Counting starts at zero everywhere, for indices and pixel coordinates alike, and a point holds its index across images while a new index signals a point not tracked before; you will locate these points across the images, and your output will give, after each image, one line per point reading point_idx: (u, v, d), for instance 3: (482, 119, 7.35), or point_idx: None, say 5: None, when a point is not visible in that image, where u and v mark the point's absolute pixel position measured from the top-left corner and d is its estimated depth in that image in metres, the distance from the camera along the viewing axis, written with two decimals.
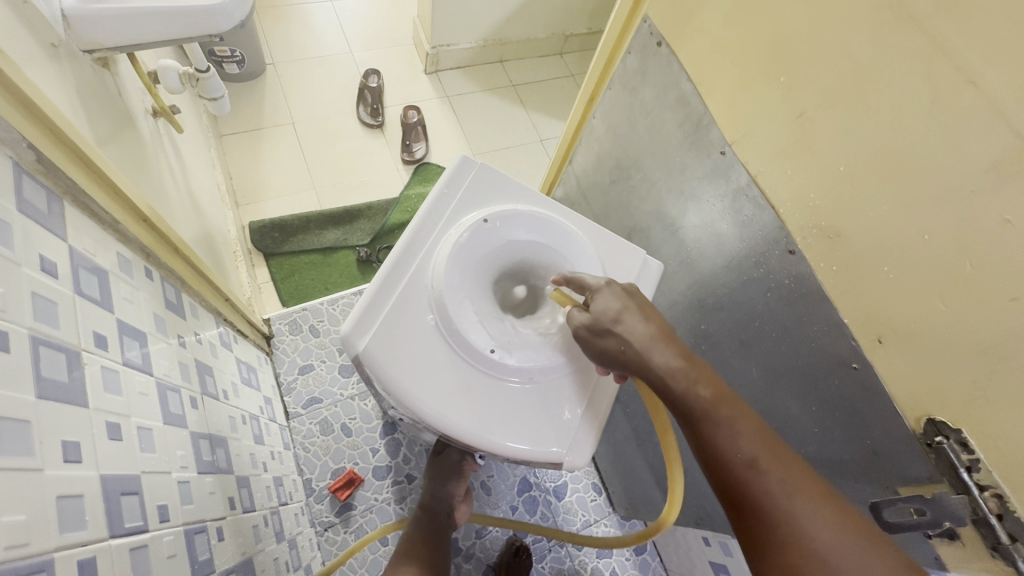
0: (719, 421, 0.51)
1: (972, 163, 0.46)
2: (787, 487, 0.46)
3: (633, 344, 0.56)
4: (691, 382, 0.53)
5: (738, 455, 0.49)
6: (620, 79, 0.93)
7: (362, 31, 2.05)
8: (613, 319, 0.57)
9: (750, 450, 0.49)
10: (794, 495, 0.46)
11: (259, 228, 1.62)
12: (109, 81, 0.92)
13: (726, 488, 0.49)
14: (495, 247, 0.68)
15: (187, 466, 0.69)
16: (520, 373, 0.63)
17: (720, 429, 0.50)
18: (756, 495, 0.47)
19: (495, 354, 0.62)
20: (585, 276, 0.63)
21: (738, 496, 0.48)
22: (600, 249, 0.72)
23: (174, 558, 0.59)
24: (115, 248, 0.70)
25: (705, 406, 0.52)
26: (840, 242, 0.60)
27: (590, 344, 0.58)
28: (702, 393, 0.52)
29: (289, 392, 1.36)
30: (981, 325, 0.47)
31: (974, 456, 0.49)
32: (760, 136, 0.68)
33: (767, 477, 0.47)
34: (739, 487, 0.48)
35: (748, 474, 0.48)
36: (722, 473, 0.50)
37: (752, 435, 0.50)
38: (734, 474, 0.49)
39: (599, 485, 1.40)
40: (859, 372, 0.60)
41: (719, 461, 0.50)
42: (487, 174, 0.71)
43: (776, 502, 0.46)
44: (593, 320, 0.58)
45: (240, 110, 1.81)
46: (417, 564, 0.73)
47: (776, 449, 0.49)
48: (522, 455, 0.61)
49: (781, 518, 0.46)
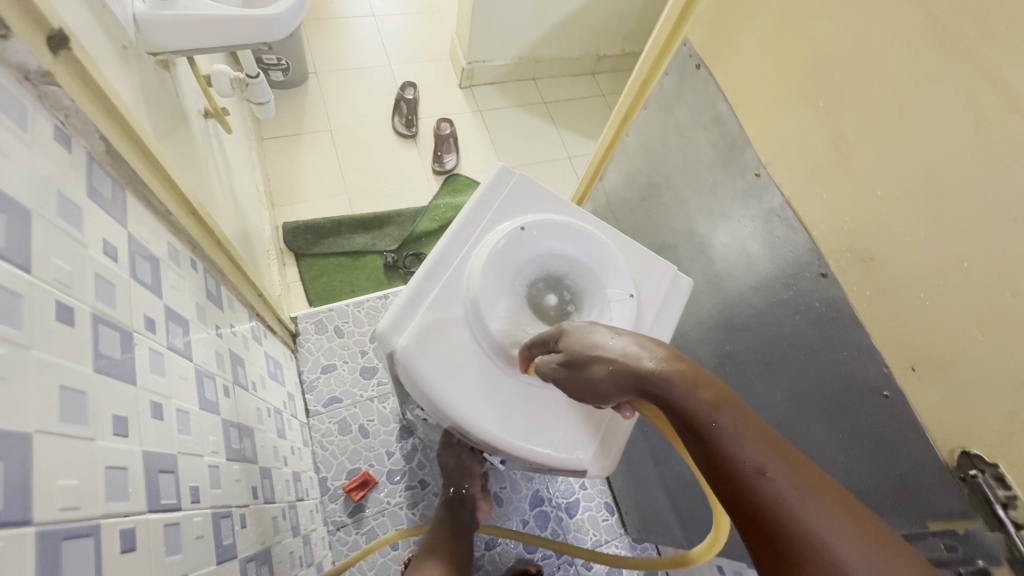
0: (723, 425, 0.45)
1: (1016, 193, 0.46)
2: (803, 495, 0.41)
3: (618, 360, 0.51)
4: (690, 385, 0.48)
5: (746, 462, 0.44)
6: (655, 98, 0.94)
7: (401, 46, 2.13)
8: (588, 347, 0.54)
9: (757, 456, 0.43)
10: (807, 505, 0.41)
11: (293, 229, 1.67)
12: (169, 83, 0.97)
13: (734, 500, 0.44)
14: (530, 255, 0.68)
15: (217, 451, 0.71)
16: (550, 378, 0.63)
17: (725, 432, 0.45)
18: (768, 504, 0.42)
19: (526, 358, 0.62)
20: (539, 332, 0.60)
21: (750, 507, 0.43)
22: (630, 261, 0.72)
23: (201, 539, 0.61)
24: (166, 238, 0.73)
25: (707, 410, 0.46)
26: (874, 267, 0.60)
27: (576, 380, 0.54)
28: (702, 395, 0.47)
29: (310, 390, 1.39)
30: (1016, 358, 0.47)
31: (1011, 493, 0.47)
32: (796, 160, 0.69)
33: (779, 487, 0.42)
34: (751, 499, 0.43)
35: (759, 482, 0.43)
36: (726, 483, 0.44)
37: (759, 441, 0.44)
38: (743, 483, 0.43)
39: (612, 505, 1.39)
40: (891, 401, 0.59)
41: (727, 469, 0.44)
42: (526, 184, 0.72)
43: (790, 513, 0.41)
44: (569, 355, 0.55)
45: (281, 116, 1.88)
46: (442, 560, 0.73)
47: (790, 457, 0.43)
48: (546, 459, 0.62)
49: (796, 531, 0.40)
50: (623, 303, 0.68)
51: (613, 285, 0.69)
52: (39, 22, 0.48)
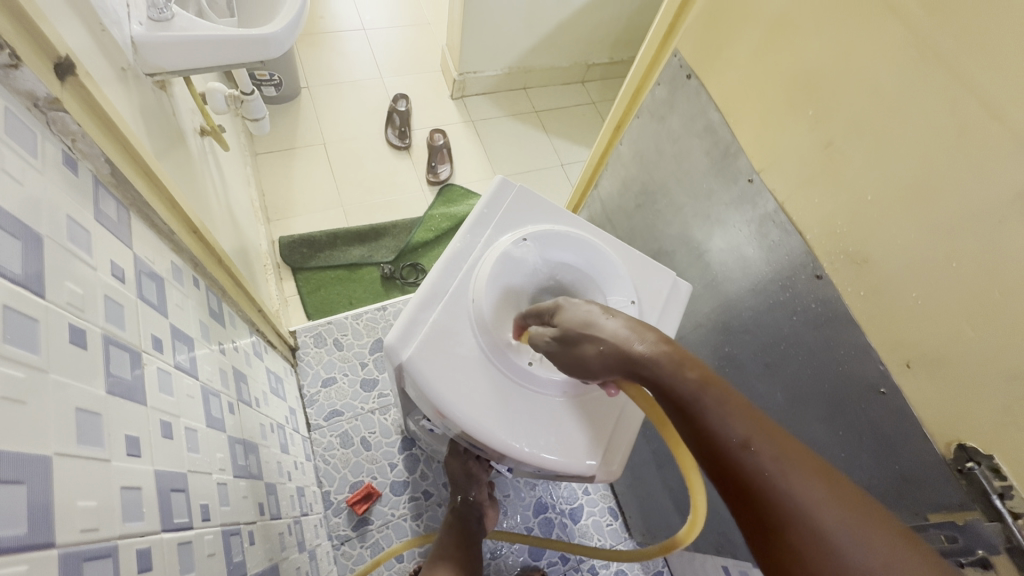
0: (709, 402, 0.48)
1: (1001, 195, 0.48)
2: (784, 466, 0.43)
3: (610, 342, 0.53)
4: (677, 365, 0.50)
5: (730, 437, 0.46)
6: (647, 107, 0.96)
7: (392, 59, 2.15)
8: (582, 325, 0.55)
9: (741, 431, 0.45)
10: (788, 475, 0.43)
11: (289, 243, 1.67)
12: (165, 102, 0.98)
13: (721, 473, 0.46)
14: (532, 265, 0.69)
15: (225, 468, 0.71)
16: (556, 386, 0.64)
17: (710, 410, 0.47)
18: (752, 476, 0.44)
19: (532, 365, 0.63)
20: (539, 302, 0.61)
21: (735, 480, 0.45)
22: (630, 269, 0.73)
23: (213, 557, 0.61)
24: (169, 257, 0.74)
25: (693, 388, 0.49)
26: (867, 268, 0.61)
27: (566, 356, 0.56)
28: (689, 374, 0.49)
29: (311, 404, 1.39)
30: (1008, 353, 0.48)
31: (1007, 483, 0.49)
32: (787, 164, 0.71)
33: (761, 459, 0.44)
34: (736, 471, 0.44)
35: (743, 456, 0.44)
36: (713, 457, 0.46)
37: (742, 416, 0.46)
38: (729, 457, 0.45)
39: (615, 510, 1.40)
40: (888, 397, 0.60)
41: (712, 445, 0.46)
42: (526, 196, 0.73)
43: (772, 483, 0.43)
44: (562, 332, 0.56)
45: (274, 131, 1.89)
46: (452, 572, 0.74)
47: (774, 432, 0.45)
48: (555, 467, 0.62)
49: (780, 500, 0.42)
50: (625, 309, 0.68)
51: (614, 292, 0.69)
52: (46, 50, 0.49)
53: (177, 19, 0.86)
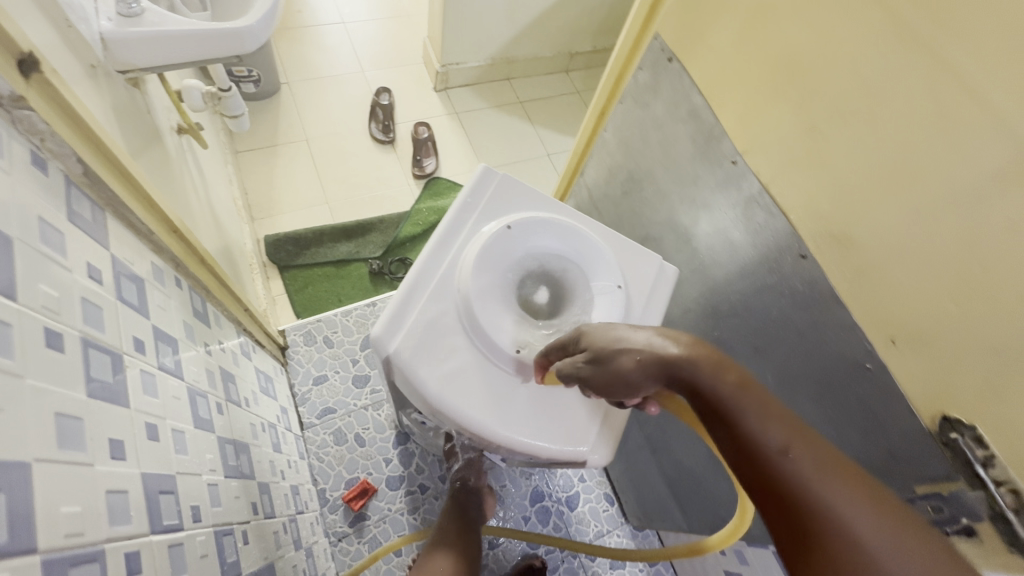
0: (747, 406, 0.45)
1: (979, 169, 0.48)
2: (824, 473, 0.41)
3: (646, 348, 0.51)
4: (715, 367, 0.48)
5: (770, 444, 0.43)
6: (630, 93, 0.96)
7: (373, 52, 2.12)
8: (614, 338, 0.54)
9: (780, 437, 0.43)
10: (828, 481, 0.41)
11: (274, 241, 1.65)
12: (139, 100, 0.96)
13: (759, 482, 0.43)
14: (516, 253, 0.68)
15: (215, 469, 0.71)
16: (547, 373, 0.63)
17: (750, 415, 0.45)
18: (791, 484, 0.41)
19: (521, 354, 0.62)
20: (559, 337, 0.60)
21: (773, 488, 0.42)
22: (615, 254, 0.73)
23: (206, 558, 0.60)
24: (149, 258, 0.72)
25: (733, 393, 0.46)
26: (850, 247, 0.62)
27: (603, 373, 0.53)
28: (727, 378, 0.47)
29: (303, 403, 1.38)
30: (988, 325, 0.49)
31: (989, 452, 0.50)
32: (770, 146, 0.71)
33: (800, 466, 0.42)
34: (775, 478, 0.42)
35: (782, 462, 0.42)
36: (751, 466, 0.44)
37: (782, 422, 0.44)
38: (767, 464, 0.43)
39: (611, 496, 1.41)
40: (873, 373, 0.61)
41: (751, 452, 0.44)
42: (509, 184, 0.71)
43: (811, 489, 0.41)
44: (596, 349, 0.55)
45: (255, 128, 1.86)
46: (452, 555, 0.74)
47: (814, 440, 0.43)
48: (547, 453, 0.62)
49: (818, 508, 0.40)
50: (612, 294, 0.67)
51: (600, 278, 0.69)
52: (8, 47, 0.47)
53: (148, 13, 0.84)
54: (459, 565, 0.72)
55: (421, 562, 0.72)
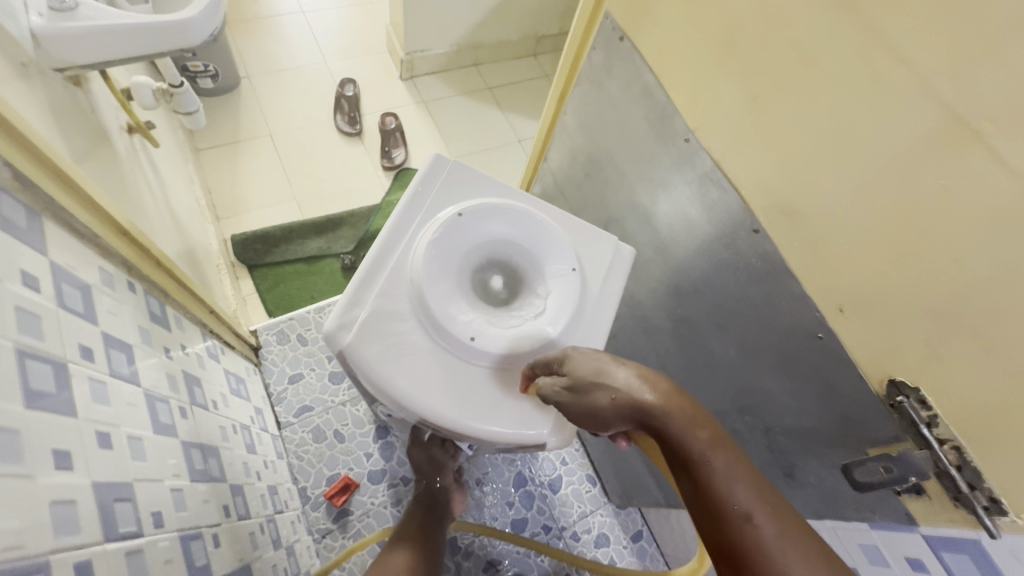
0: (716, 466, 0.48)
1: (911, 135, 0.49)
2: (785, 545, 0.44)
3: (622, 390, 0.54)
4: (689, 422, 0.50)
5: (735, 505, 0.46)
6: (586, 74, 0.95)
7: (335, 42, 2.07)
8: (595, 374, 0.56)
9: (744, 501, 0.46)
10: (787, 553, 0.44)
11: (241, 240, 1.62)
12: (82, 99, 0.93)
13: (720, 541, 0.47)
14: (470, 241, 0.67)
15: (179, 474, 0.70)
16: (502, 360, 0.63)
17: (717, 474, 0.48)
18: (751, 550, 0.45)
19: (474, 342, 0.61)
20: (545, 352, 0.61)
21: (733, 550, 0.46)
22: (571, 236, 0.71)
23: (171, 563, 0.59)
24: (97, 263, 0.70)
25: (703, 449, 0.49)
26: (798, 219, 0.63)
27: (578, 405, 0.56)
28: (700, 434, 0.50)
29: (280, 402, 1.37)
30: (928, 288, 0.50)
31: (932, 412, 0.52)
32: (720, 122, 0.71)
33: (763, 534, 0.45)
34: (736, 541, 0.45)
35: (744, 528, 0.45)
36: (716, 525, 0.47)
37: (749, 485, 0.47)
38: (730, 526, 0.46)
39: (594, 476, 1.43)
40: (825, 342, 0.62)
41: (716, 512, 0.47)
42: (461, 171, 0.70)
43: (770, 558, 0.44)
44: (574, 381, 0.57)
45: (216, 124, 1.81)
46: (410, 551, 0.74)
47: (776, 507, 0.46)
48: (506, 439, 0.61)
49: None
50: (567, 277, 0.66)
51: (555, 261, 0.68)
52: None
53: (82, 7, 0.79)
54: (415, 561, 0.73)
55: (379, 557, 0.73)
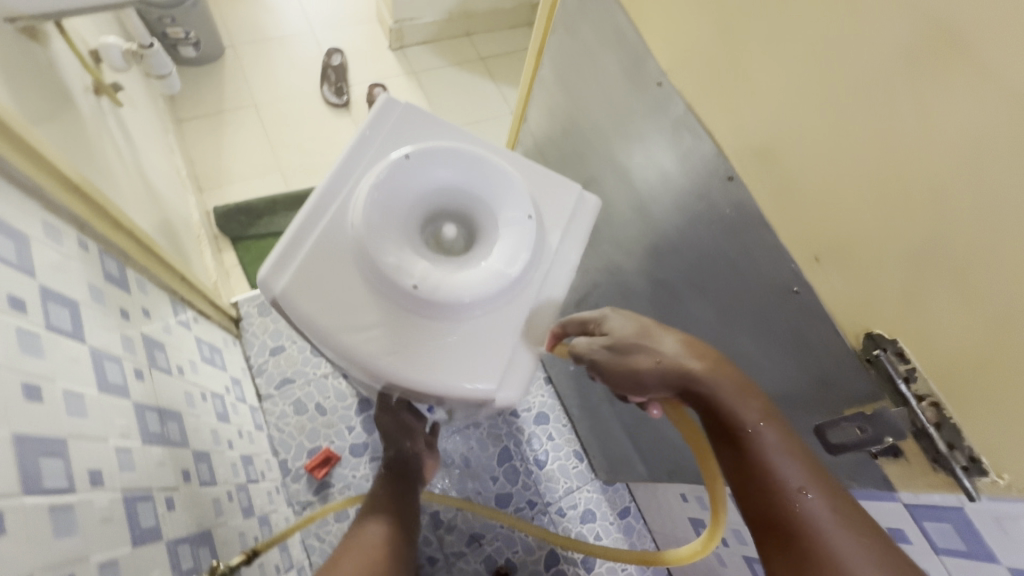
0: (767, 438, 0.51)
1: (889, 54, 0.45)
2: (835, 517, 0.47)
3: (667, 356, 0.56)
4: (738, 391, 0.53)
5: (786, 476, 0.50)
6: (562, 23, 0.89)
7: (323, 10, 2.01)
8: (639, 339, 0.59)
9: (795, 473, 0.50)
10: (834, 523, 0.47)
11: (224, 212, 1.59)
12: (39, 56, 0.88)
13: (768, 508, 0.50)
14: (419, 186, 0.63)
15: (128, 434, 0.67)
16: (447, 310, 0.59)
17: (768, 446, 0.51)
18: (800, 516, 0.48)
19: (416, 291, 0.57)
20: (583, 313, 0.65)
21: (781, 518, 0.49)
22: (530, 185, 0.67)
23: (110, 522, 0.57)
24: (40, 216, 0.66)
25: (754, 420, 0.52)
26: (773, 162, 0.59)
27: (618, 364, 0.59)
28: (750, 405, 0.53)
29: (260, 373, 1.35)
30: (904, 224, 0.47)
31: (911, 365, 0.48)
32: (694, 62, 0.66)
33: (813, 505, 0.48)
34: (785, 509, 0.49)
35: (795, 496, 0.49)
36: (765, 494, 0.50)
37: (799, 460, 0.50)
38: (781, 496, 0.49)
39: (581, 452, 1.41)
40: (801, 296, 0.58)
41: (766, 481, 0.50)
42: (413, 113, 0.66)
43: (817, 526, 0.47)
44: (615, 342, 0.60)
45: (199, 95, 1.77)
46: (386, 520, 0.71)
47: (826, 482, 0.49)
48: (451, 394, 0.58)
49: (821, 543, 0.46)
50: (521, 226, 0.62)
51: (510, 209, 0.63)
52: None
53: None
54: (392, 531, 0.70)
55: (352, 529, 0.70)
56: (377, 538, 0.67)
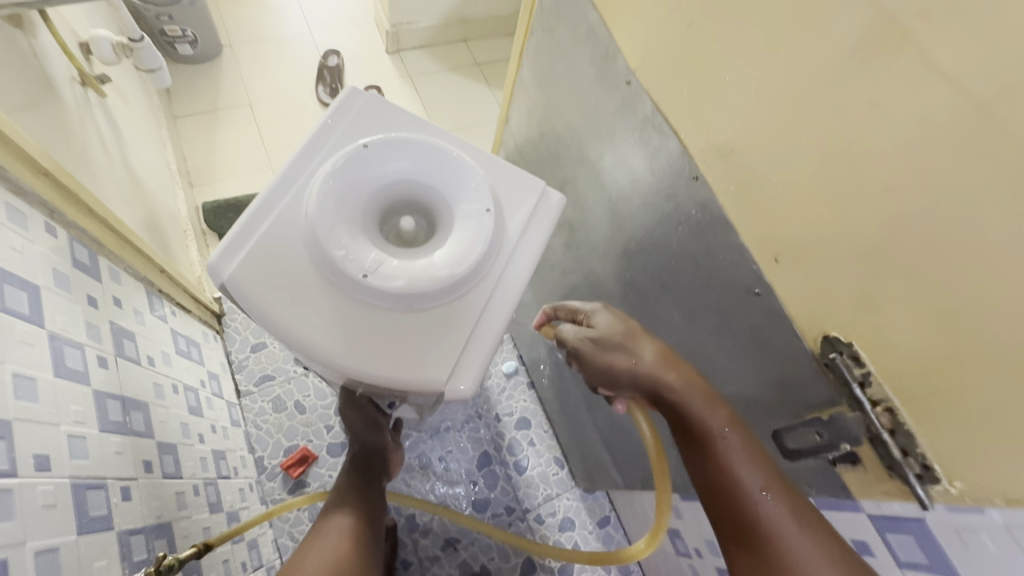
0: (732, 444, 0.53)
1: (838, 48, 0.45)
2: (796, 521, 0.48)
3: (645, 362, 0.60)
4: (708, 402, 0.56)
5: (750, 481, 0.51)
6: (540, 23, 0.90)
7: (322, 13, 2.03)
8: (621, 341, 0.63)
9: (758, 478, 0.51)
10: (795, 528, 0.48)
11: (213, 208, 1.59)
12: (22, 43, 0.90)
13: (731, 512, 0.51)
14: (377, 177, 0.63)
15: (83, 421, 0.66)
16: (399, 301, 0.58)
17: (732, 452, 0.53)
18: (763, 520, 0.49)
19: (367, 280, 0.57)
20: (577, 311, 0.69)
21: (746, 521, 0.50)
22: (492, 179, 0.67)
23: (53, 508, 0.56)
24: (3, 199, 0.66)
25: (720, 426, 0.54)
26: (733, 161, 0.58)
27: (597, 360, 0.63)
28: (716, 412, 0.55)
29: (240, 370, 1.34)
30: (858, 222, 0.46)
31: (865, 370, 0.47)
32: (661, 61, 0.66)
33: (774, 508, 0.49)
34: (749, 512, 0.50)
35: (758, 500, 0.50)
36: (729, 496, 0.51)
37: (763, 466, 0.52)
38: (745, 500, 0.50)
39: (562, 459, 1.39)
40: (762, 298, 0.57)
41: (730, 485, 0.52)
42: (375, 106, 0.67)
43: (779, 529, 0.48)
44: (599, 339, 0.64)
45: (194, 92, 1.79)
46: (353, 513, 0.71)
47: (788, 487, 0.50)
48: (399, 385, 0.57)
49: (781, 546, 0.48)
50: (478, 218, 0.61)
51: (468, 201, 0.63)
52: None
53: None
54: (360, 523, 0.70)
55: (319, 521, 0.69)
56: (345, 530, 0.67)
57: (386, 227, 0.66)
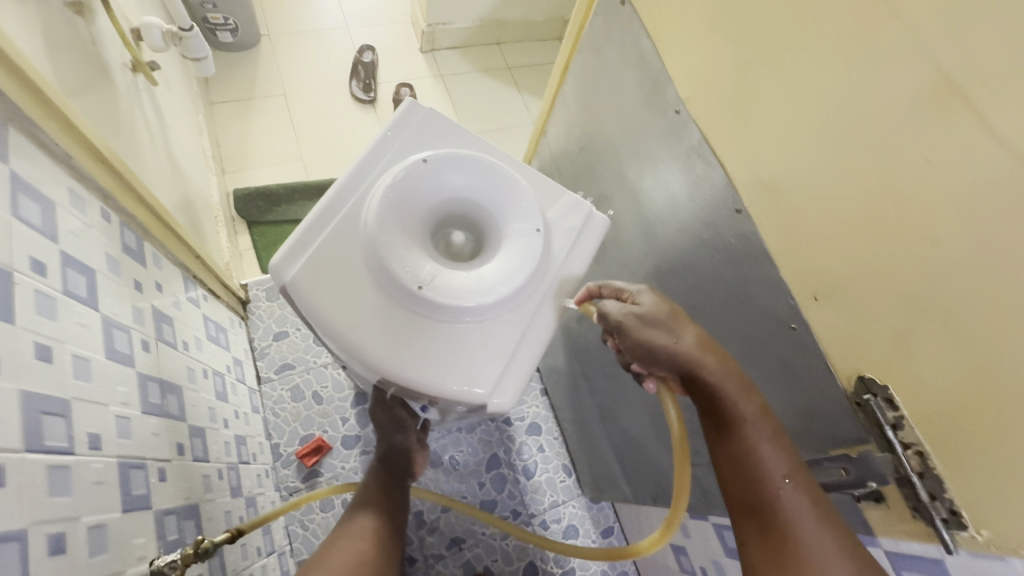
0: (761, 434, 0.55)
1: (897, 99, 0.46)
2: (815, 513, 0.50)
3: (686, 343, 0.59)
4: (741, 389, 0.56)
5: (775, 469, 0.53)
6: (588, 42, 0.91)
7: (360, 8, 2.05)
8: (665, 317, 0.61)
9: (784, 467, 0.53)
10: (812, 519, 0.50)
11: (244, 195, 1.62)
12: (83, 30, 0.92)
13: (751, 495, 0.53)
14: (433, 192, 0.65)
15: (128, 403, 0.69)
16: (450, 312, 0.60)
17: (761, 440, 0.54)
18: (783, 506, 0.51)
19: (421, 291, 0.59)
20: (615, 285, 0.66)
21: (766, 507, 0.52)
22: (541, 200, 0.69)
23: (102, 485, 0.59)
24: (66, 183, 0.69)
25: (753, 415, 0.55)
26: (779, 198, 0.60)
27: (637, 334, 0.60)
28: (750, 402, 0.56)
29: (261, 356, 1.37)
30: (903, 271, 0.47)
31: (899, 413, 0.48)
32: (711, 92, 0.67)
33: (796, 499, 0.51)
34: (771, 499, 0.52)
35: (781, 488, 0.52)
36: (753, 482, 0.53)
37: (788, 457, 0.54)
38: (768, 487, 0.52)
39: (570, 467, 1.40)
40: (797, 332, 0.59)
41: (754, 472, 0.53)
42: (432, 121, 0.69)
43: (797, 518, 0.50)
44: (643, 313, 0.62)
45: (231, 79, 1.82)
46: (375, 514, 0.72)
47: (809, 479, 0.53)
48: (445, 394, 0.59)
49: (798, 534, 0.50)
50: (528, 238, 0.64)
51: (520, 220, 0.65)
52: None
53: None
54: (382, 525, 0.71)
55: (343, 519, 0.71)
56: (367, 532, 0.68)
57: (436, 239, 0.68)
